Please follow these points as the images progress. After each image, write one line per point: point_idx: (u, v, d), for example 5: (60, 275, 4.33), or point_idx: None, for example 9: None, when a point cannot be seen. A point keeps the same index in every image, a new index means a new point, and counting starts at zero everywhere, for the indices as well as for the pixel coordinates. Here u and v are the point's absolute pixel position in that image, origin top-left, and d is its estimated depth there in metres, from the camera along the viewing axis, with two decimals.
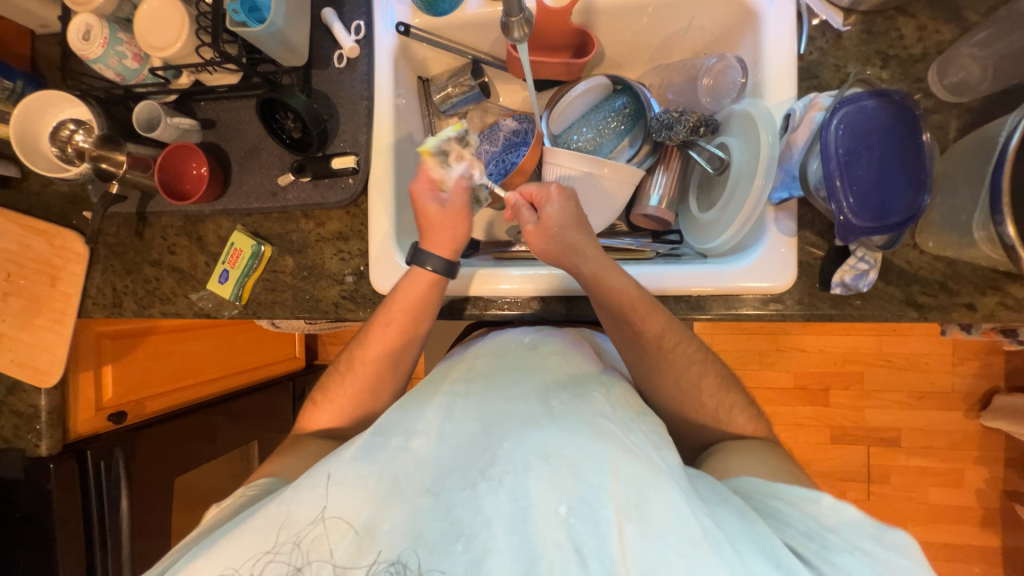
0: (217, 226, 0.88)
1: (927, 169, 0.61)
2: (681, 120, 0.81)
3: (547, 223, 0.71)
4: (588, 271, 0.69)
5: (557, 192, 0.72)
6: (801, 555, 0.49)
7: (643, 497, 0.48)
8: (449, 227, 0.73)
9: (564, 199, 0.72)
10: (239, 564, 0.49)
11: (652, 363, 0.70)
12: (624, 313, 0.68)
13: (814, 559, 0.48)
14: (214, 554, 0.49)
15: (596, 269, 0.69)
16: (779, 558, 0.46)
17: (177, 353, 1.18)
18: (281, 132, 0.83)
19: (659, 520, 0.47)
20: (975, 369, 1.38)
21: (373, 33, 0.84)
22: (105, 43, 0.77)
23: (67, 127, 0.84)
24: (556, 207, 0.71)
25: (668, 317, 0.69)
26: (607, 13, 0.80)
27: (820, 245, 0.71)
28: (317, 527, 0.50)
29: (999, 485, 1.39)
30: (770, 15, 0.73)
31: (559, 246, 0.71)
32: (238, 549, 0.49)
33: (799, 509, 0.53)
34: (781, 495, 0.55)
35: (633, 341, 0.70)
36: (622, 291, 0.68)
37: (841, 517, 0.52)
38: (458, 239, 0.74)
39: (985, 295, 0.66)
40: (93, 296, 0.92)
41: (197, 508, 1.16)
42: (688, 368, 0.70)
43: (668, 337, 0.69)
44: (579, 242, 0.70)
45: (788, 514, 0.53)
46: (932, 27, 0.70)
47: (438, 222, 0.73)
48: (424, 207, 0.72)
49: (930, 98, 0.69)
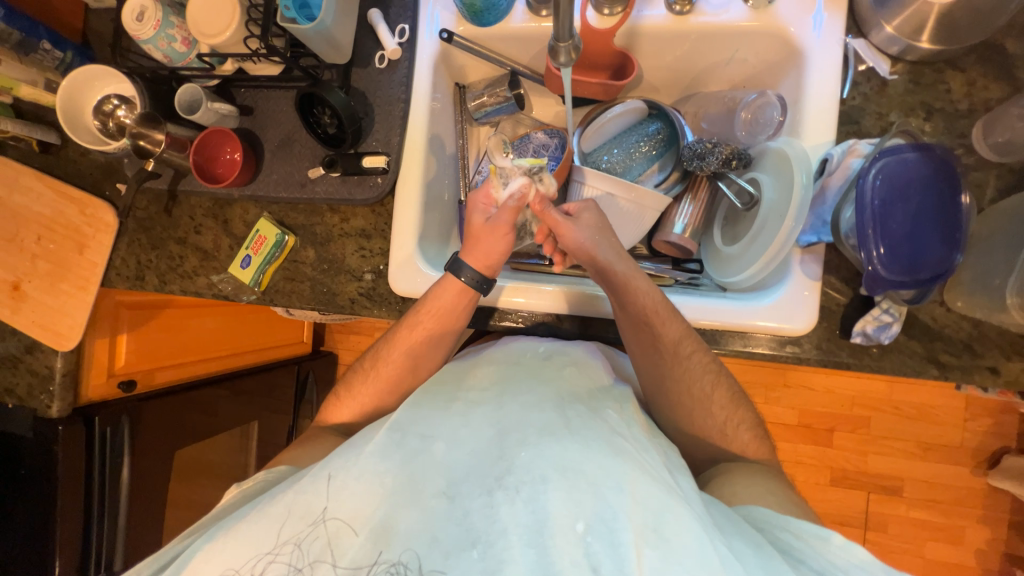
0: (244, 212, 0.89)
1: (962, 228, 0.60)
2: (714, 151, 0.80)
3: (585, 225, 0.73)
4: (621, 269, 0.70)
5: (590, 204, 0.77)
6: None
7: (661, 520, 0.47)
8: (488, 240, 0.72)
9: (592, 208, 0.76)
10: (239, 564, 0.50)
11: (665, 367, 0.68)
12: (644, 317, 0.68)
13: None
14: (214, 553, 0.50)
15: (629, 271, 0.70)
16: None
17: (191, 329, 1.20)
18: (316, 126, 0.84)
19: (675, 545, 0.46)
20: (987, 426, 1.35)
21: (416, 37, 0.84)
22: (157, 26, 0.79)
23: (110, 101, 0.86)
24: (588, 215, 0.75)
25: (688, 325, 0.69)
26: (651, 37, 0.79)
27: (844, 291, 0.70)
28: (318, 529, 0.50)
29: (1001, 547, 1.35)
30: (815, 56, 0.72)
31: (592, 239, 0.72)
32: (238, 549, 0.50)
33: (808, 544, 0.52)
34: (791, 529, 0.54)
35: (648, 346, 0.68)
36: (647, 295, 0.68)
37: (851, 558, 0.50)
38: (495, 255, 0.73)
39: (1010, 361, 0.64)
40: (117, 267, 0.94)
41: (195, 482, 1.18)
42: (708, 381, 0.68)
43: (685, 345, 0.68)
44: (609, 241, 0.72)
45: (800, 549, 0.52)
46: (981, 84, 0.69)
47: (477, 232, 0.73)
48: (472, 218, 0.74)
49: (971, 155, 0.68)
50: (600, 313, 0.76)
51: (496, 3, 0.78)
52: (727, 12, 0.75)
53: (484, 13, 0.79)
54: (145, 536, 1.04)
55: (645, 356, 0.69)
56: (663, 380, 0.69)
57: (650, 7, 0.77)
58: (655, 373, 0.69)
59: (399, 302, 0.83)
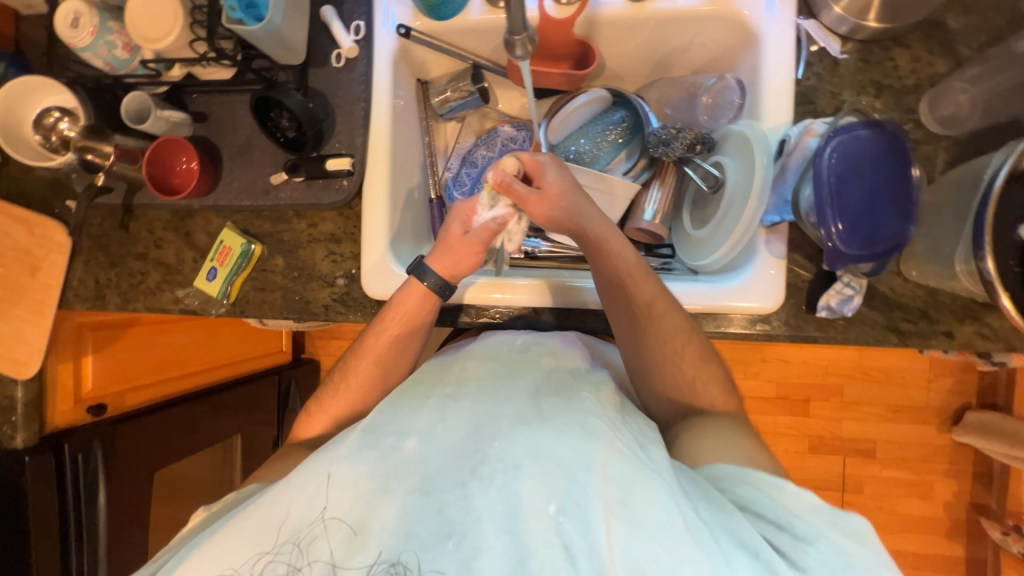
0: (206, 222, 0.86)
1: (913, 200, 0.62)
2: (678, 136, 0.81)
3: (550, 191, 0.69)
4: (596, 233, 0.70)
5: (551, 159, 0.72)
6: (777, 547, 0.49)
7: (630, 494, 0.48)
8: (459, 254, 0.71)
9: (556, 167, 0.72)
10: (238, 563, 0.50)
11: (641, 328, 0.68)
12: (619, 280, 0.69)
13: (787, 549, 0.48)
14: (212, 552, 0.50)
15: (602, 232, 0.70)
16: (758, 549, 0.46)
17: (160, 346, 1.17)
18: (275, 131, 0.81)
19: (644, 518, 0.47)
20: (950, 385, 1.42)
21: (373, 33, 0.82)
22: (95, 32, 0.75)
23: (51, 113, 0.82)
24: (553, 175, 0.71)
25: (662, 285, 0.69)
26: (609, 25, 0.79)
27: (808, 267, 0.72)
28: (317, 526, 0.51)
29: (967, 497, 1.44)
30: (769, 38, 0.73)
31: (568, 208, 0.69)
32: (238, 547, 0.50)
33: (767, 494, 0.53)
34: (751, 480, 0.54)
35: (625, 310, 0.69)
36: (622, 258, 0.69)
37: (803, 503, 0.51)
38: (461, 267, 0.72)
39: (963, 324, 0.68)
40: (75, 288, 0.90)
41: (179, 502, 1.15)
42: (681, 340, 0.68)
43: (659, 305, 0.68)
44: (581, 204, 0.70)
45: (761, 502, 0.52)
46: (926, 60, 0.71)
47: (450, 246, 0.71)
48: (449, 228, 0.71)
49: (920, 129, 0.70)
50: (576, 304, 0.76)
51: None
52: None
53: (441, 6, 0.77)
54: (129, 563, 1.01)
55: (622, 320, 0.70)
56: (640, 348, 0.69)
57: None
58: (632, 336, 0.69)
59: (374, 305, 0.81)
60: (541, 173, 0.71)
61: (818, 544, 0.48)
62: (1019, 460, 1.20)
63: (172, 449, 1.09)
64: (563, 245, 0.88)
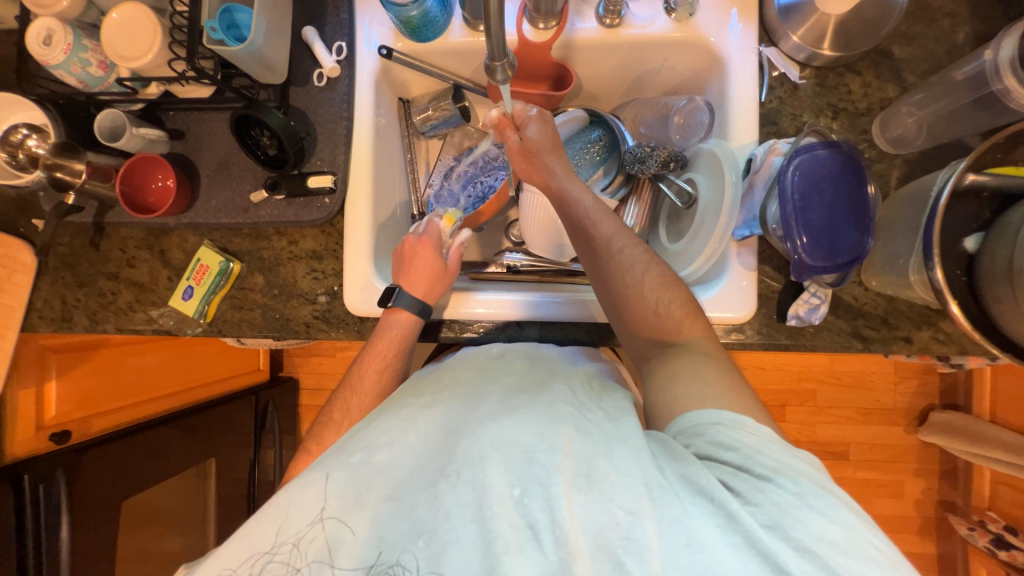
0: (182, 240, 0.84)
1: (871, 214, 0.66)
2: (653, 155, 0.85)
3: (530, 145, 0.76)
4: (557, 180, 0.74)
5: (538, 116, 0.77)
6: (732, 487, 0.46)
7: (592, 466, 0.48)
8: (443, 279, 0.77)
9: (541, 122, 0.77)
10: (237, 564, 0.49)
11: (601, 262, 0.69)
12: (580, 221, 0.71)
13: (744, 490, 0.46)
14: (215, 556, 0.50)
15: (563, 180, 0.74)
16: (719, 500, 0.45)
17: (128, 369, 1.13)
18: (256, 148, 0.82)
19: (604, 484, 0.46)
20: (914, 387, 1.49)
21: (355, 53, 0.84)
22: (69, 49, 0.74)
23: (19, 131, 0.80)
24: (535, 128, 0.76)
25: (622, 224, 0.72)
26: (585, 49, 0.83)
27: (778, 279, 0.76)
28: (316, 527, 0.50)
29: (935, 496, 1.50)
30: (734, 64, 0.78)
31: (529, 163, 0.77)
32: (238, 548, 0.50)
33: (732, 432, 0.50)
34: (718, 422, 0.51)
35: (587, 248, 0.71)
36: (581, 202, 0.72)
37: (763, 436, 0.50)
38: (444, 292, 0.78)
39: (921, 330, 0.72)
40: (40, 309, 0.86)
41: (152, 531, 1.09)
42: (641, 268, 0.67)
43: (617, 240, 0.70)
44: (547, 158, 0.76)
45: (727, 440, 0.50)
46: (876, 85, 0.77)
47: (434, 273, 0.77)
48: (425, 258, 0.78)
49: (873, 148, 0.76)
50: (560, 317, 0.77)
51: (434, 20, 0.78)
52: (654, 25, 0.79)
53: (422, 29, 0.79)
54: None
55: (587, 260, 0.71)
56: (605, 280, 0.68)
57: (582, 20, 0.80)
58: (595, 270, 0.70)
59: (357, 322, 0.81)
60: (527, 123, 0.77)
61: (780, 479, 0.46)
62: (980, 457, 1.27)
63: (143, 475, 1.04)
64: (543, 258, 0.90)
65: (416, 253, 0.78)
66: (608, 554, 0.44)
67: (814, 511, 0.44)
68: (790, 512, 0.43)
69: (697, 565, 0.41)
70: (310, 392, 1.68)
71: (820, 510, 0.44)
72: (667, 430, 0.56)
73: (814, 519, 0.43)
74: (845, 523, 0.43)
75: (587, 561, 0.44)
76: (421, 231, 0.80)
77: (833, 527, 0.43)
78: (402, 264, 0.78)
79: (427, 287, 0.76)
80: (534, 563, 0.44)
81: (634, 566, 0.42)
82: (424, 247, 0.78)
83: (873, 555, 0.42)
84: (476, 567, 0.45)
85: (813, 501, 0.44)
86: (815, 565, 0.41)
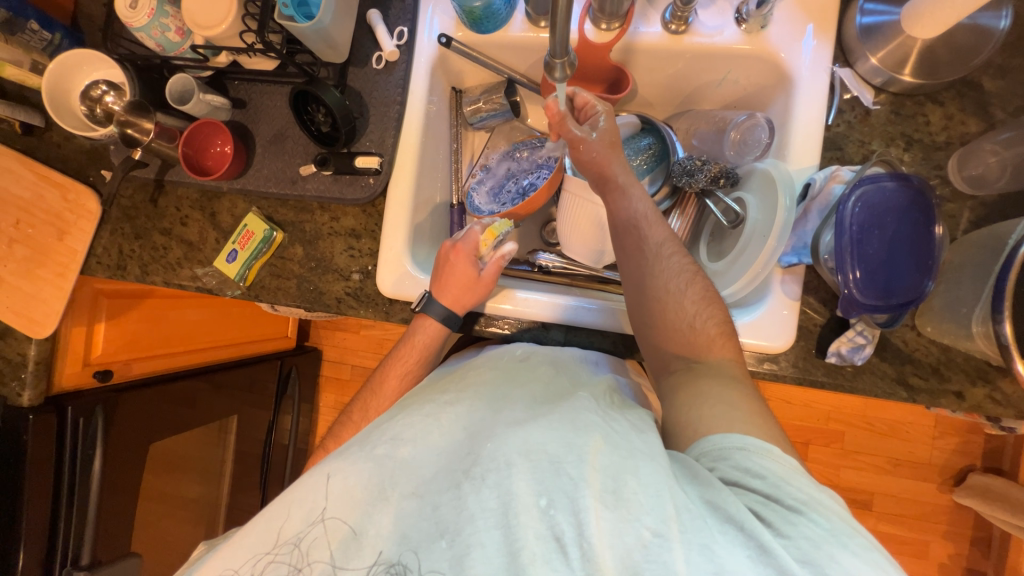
0: (232, 205, 0.88)
1: (934, 256, 0.62)
2: (703, 169, 0.82)
3: (601, 137, 0.73)
4: (623, 178, 0.72)
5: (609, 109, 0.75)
6: (762, 517, 0.44)
7: (620, 483, 0.46)
8: (471, 291, 0.76)
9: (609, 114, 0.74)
10: (251, 556, 0.51)
11: (647, 266, 0.67)
12: (635, 220, 0.70)
13: (773, 519, 0.44)
14: (217, 560, 0.52)
15: (627, 182, 0.72)
16: (752, 531, 0.43)
17: (170, 319, 1.19)
18: (310, 124, 0.84)
19: (632, 502, 0.45)
20: (955, 445, 1.39)
21: (415, 40, 0.85)
22: (151, 13, 0.79)
23: (99, 86, 0.85)
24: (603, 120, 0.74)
25: (673, 232, 0.71)
26: (647, 53, 0.80)
27: (822, 312, 0.72)
28: (318, 528, 0.51)
29: (962, 562, 1.40)
30: (803, 82, 0.74)
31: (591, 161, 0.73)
32: (241, 550, 0.52)
33: (761, 458, 0.49)
34: (747, 447, 0.50)
35: (633, 249, 0.69)
36: (640, 203, 0.71)
37: (790, 466, 0.48)
38: (468, 304, 0.76)
39: (975, 385, 0.67)
40: (99, 255, 0.92)
41: (174, 475, 1.15)
42: (685, 279, 0.66)
43: (668, 247, 0.68)
44: (608, 156, 0.73)
45: (758, 465, 0.48)
46: (959, 118, 0.71)
47: (467, 284, 0.75)
48: (461, 267, 0.76)
49: (946, 186, 0.70)
50: (589, 324, 0.75)
51: (496, 12, 0.78)
52: (721, 35, 0.76)
53: (484, 20, 0.79)
54: (116, 533, 1.00)
55: (629, 261, 0.69)
56: (645, 288, 0.66)
57: (647, 24, 0.78)
58: (638, 271, 0.68)
59: (386, 303, 0.83)
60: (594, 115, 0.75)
61: (810, 513, 0.44)
62: (1020, 529, 1.18)
63: (172, 423, 1.10)
64: (577, 262, 0.90)
65: (453, 261, 0.76)
66: None
67: (848, 550, 0.41)
68: (822, 548, 0.41)
69: None
70: (332, 364, 1.74)
71: (854, 550, 0.42)
72: (687, 451, 0.54)
73: (848, 558, 0.41)
74: (879, 566, 0.41)
75: None
76: (459, 238, 0.78)
77: (864, 567, 0.41)
78: (437, 272, 0.77)
79: (455, 296, 0.75)
80: None
81: None
82: (458, 254, 0.77)
83: None
84: None
85: (846, 540, 0.42)
86: None
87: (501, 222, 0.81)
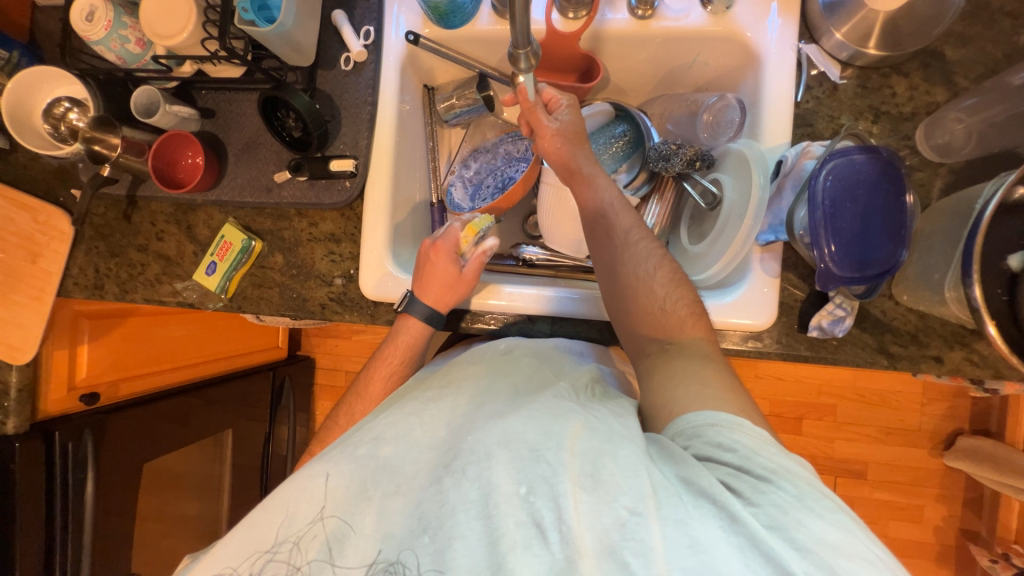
0: (208, 217, 0.87)
1: (907, 225, 0.63)
2: (678, 152, 0.82)
3: (568, 128, 0.75)
4: (588, 169, 0.74)
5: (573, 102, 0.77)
6: (734, 489, 0.45)
7: (598, 466, 0.47)
8: (453, 288, 0.75)
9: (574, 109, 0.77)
10: (238, 563, 0.51)
11: (616, 252, 0.68)
12: (601, 210, 0.71)
13: (745, 491, 0.45)
14: (210, 564, 0.51)
15: (595, 171, 0.74)
16: (724, 503, 0.43)
17: (156, 337, 1.17)
18: (281, 130, 0.83)
19: (610, 484, 0.45)
20: (943, 410, 1.42)
21: (383, 38, 0.84)
22: (109, 26, 0.77)
23: (61, 104, 0.84)
24: (569, 112, 0.76)
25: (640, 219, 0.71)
26: (616, 40, 0.80)
27: (802, 287, 0.73)
28: (316, 526, 0.51)
29: (956, 523, 1.43)
30: (771, 61, 0.75)
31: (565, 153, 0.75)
32: (236, 550, 0.52)
33: (731, 433, 0.49)
34: (719, 423, 0.50)
35: (603, 238, 0.70)
36: (606, 192, 0.72)
37: (760, 438, 0.49)
38: (452, 302, 0.76)
39: (953, 350, 0.69)
40: (75, 276, 0.90)
41: (171, 493, 1.14)
42: (653, 263, 0.67)
43: (636, 233, 0.69)
44: (576, 148, 0.75)
45: (729, 439, 0.48)
46: (924, 88, 0.72)
47: (449, 282, 0.75)
48: (439, 265, 0.75)
49: (915, 155, 0.71)
50: (573, 314, 0.76)
51: (462, 6, 0.77)
52: (688, 17, 0.76)
53: (450, 16, 0.78)
54: (114, 555, 0.99)
55: (600, 250, 0.70)
56: (617, 273, 0.67)
57: (614, 11, 0.78)
58: (609, 259, 0.68)
59: (371, 306, 0.82)
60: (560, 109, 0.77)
61: (779, 481, 0.45)
62: (1009, 487, 1.21)
63: (164, 440, 1.09)
64: (561, 253, 0.90)
65: (433, 259, 0.76)
66: (613, 554, 0.42)
67: (815, 514, 0.42)
68: (792, 514, 0.42)
69: (702, 567, 0.40)
70: (326, 372, 1.73)
71: (820, 513, 0.42)
72: (664, 431, 0.54)
73: (815, 521, 0.42)
74: (844, 527, 0.42)
75: (591, 560, 0.42)
76: (438, 236, 0.78)
77: (833, 529, 0.41)
78: (419, 271, 0.77)
79: (438, 295, 0.75)
80: (541, 561, 0.43)
81: (640, 567, 0.41)
82: (438, 252, 0.76)
83: (874, 560, 0.41)
84: (481, 565, 0.44)
85: (813, 503, 0.43)
86: (818, 568, 0.39)
87: (484, 218, 0.81)
